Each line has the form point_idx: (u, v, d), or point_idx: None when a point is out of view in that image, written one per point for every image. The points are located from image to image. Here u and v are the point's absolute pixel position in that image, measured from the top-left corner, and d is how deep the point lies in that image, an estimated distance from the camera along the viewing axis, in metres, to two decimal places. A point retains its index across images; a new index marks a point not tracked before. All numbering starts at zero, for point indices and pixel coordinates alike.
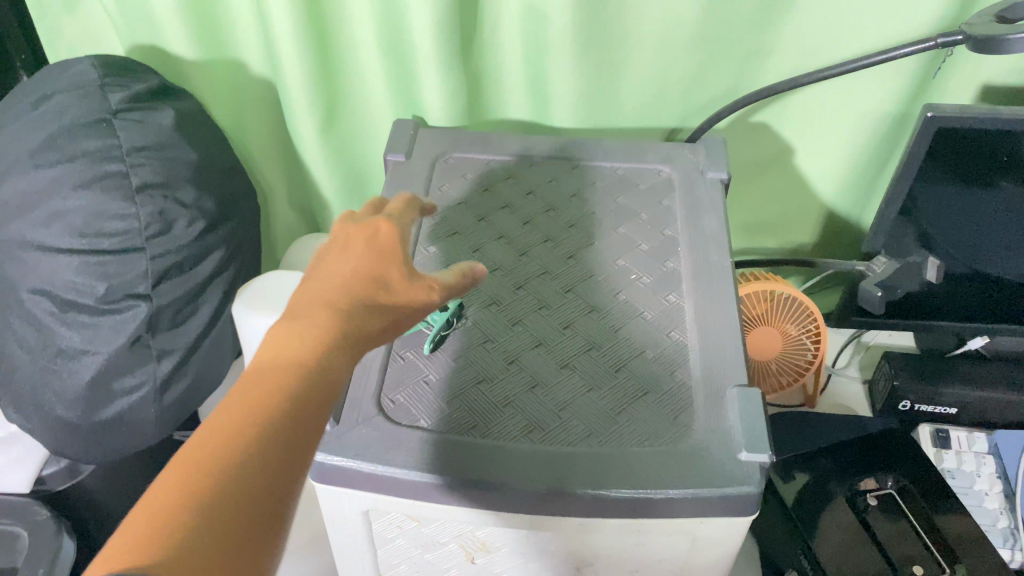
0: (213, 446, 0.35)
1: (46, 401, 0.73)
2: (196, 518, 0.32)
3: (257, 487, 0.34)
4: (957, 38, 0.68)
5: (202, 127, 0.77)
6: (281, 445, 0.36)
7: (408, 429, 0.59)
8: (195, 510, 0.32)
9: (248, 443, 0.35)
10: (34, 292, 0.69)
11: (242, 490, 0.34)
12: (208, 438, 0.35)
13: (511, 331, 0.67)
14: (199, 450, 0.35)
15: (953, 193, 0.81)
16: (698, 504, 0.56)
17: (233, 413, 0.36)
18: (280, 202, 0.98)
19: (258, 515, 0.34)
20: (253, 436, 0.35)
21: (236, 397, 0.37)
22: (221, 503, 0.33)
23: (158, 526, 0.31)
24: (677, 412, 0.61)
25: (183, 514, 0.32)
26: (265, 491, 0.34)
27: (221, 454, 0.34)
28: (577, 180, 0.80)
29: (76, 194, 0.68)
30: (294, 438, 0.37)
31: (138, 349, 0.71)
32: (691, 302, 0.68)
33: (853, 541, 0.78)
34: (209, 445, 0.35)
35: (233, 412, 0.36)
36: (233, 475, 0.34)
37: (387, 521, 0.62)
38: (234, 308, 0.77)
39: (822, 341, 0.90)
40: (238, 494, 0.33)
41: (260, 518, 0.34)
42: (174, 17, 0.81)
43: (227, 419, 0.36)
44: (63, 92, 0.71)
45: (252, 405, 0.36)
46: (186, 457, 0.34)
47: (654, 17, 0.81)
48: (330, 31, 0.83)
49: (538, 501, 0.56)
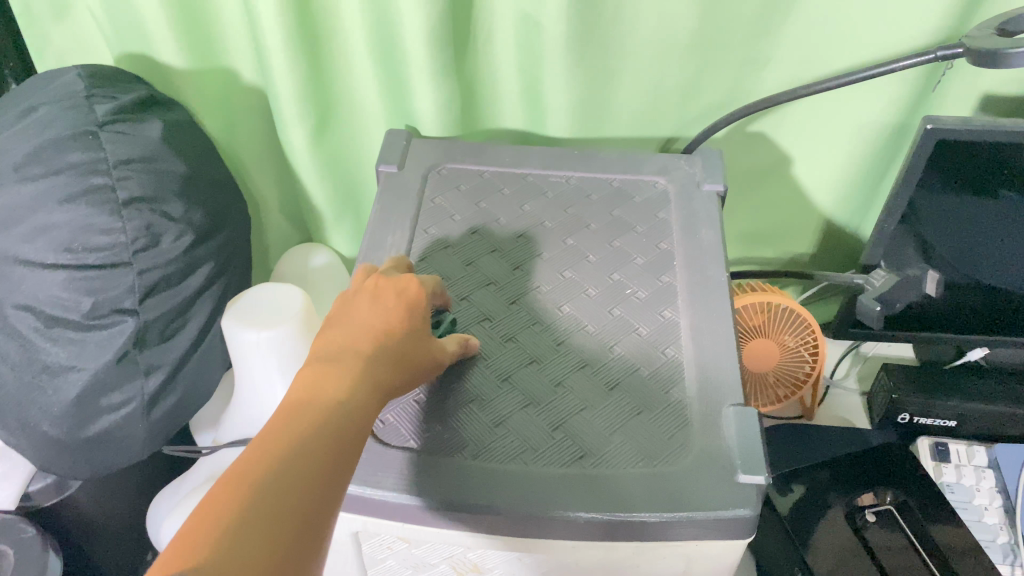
0: (263, 469, 0.40)
1: (30, 417, 0.71)
2: (256, 527, 0.37)
3: (304, 508, 0.40)
4: (957, 50, 0.67)
5: (191, 139, 0.76)
6: (323, 472, 0.42)
7: (399, 450, 0.58)
8: (252, 519, 0.38)
9: (295, 469, 0.41)
10: (16, 308, 0.68)
11: (292, 511, 0.39)
12: (257, 463, 0.41)
13: (505, 348, 0.66)
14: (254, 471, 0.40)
15: (953, 204, 0.80)
16: (694, 527, 0.55)
17: (278, 446, 0.42)
18: (272, 212, 0.98)
19: (304, 531, 0.39)
20: (302, 464, 0.41)
21: (292, 421, 0.44)
22: (276, 517, 0.38)
23: (224, 528, 0.37)
24: (673, 432, 0.60)
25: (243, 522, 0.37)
26: (310, 513, 0.40)
27: (272, 478, 0.40)
28: (572, 192, 0.79)
29: (61, 208, 0.66)
30: (329, 473, 0.42)
31: (124, 364, 0.70)
32: (687, 318, 0.67)
33: (850, 557, 0.77)
34: (263, 468, 0.40)
35: (299, 414, 0.44)
36: (285, 499, 0.39)
37: (377, 542, 0.61)
38: (225, 322, 0.76)
39: (819, 354, 0.89)
40: (290, 512, 0.39)
41: (303, 531, 0.39)
42: (163, 27, 0.79)
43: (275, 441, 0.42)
44: (49, 104, 0.70)
45: (317, 413, 0.44)
46: (238, 473, 0.40)
47: (649, 27, 0.80)
48: (321, 40, 0.82)
49: (530, 525, 0.55)
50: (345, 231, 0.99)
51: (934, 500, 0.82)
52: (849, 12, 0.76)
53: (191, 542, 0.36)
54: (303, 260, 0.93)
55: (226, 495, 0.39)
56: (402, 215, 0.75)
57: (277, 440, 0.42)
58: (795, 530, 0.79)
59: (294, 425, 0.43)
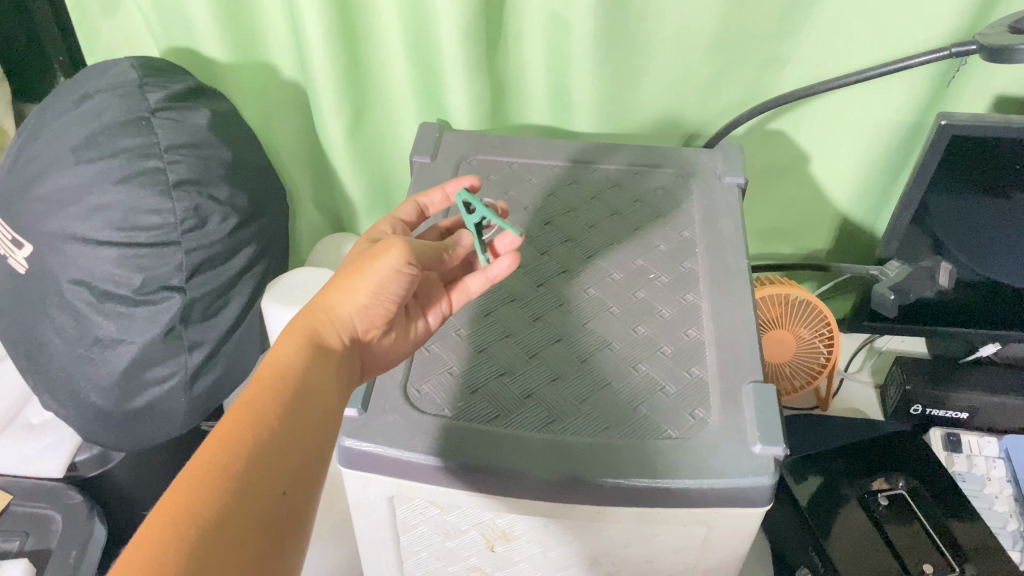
0: (228, 470, 0.43)
1: (80, 389, 0.76)
2: (231, 514, 0.42)
3: (267, 503, 0.44)
4: (971, 47, 0.70)
5: (235, 127, 0.80)
6: (284, 469, 0.46)
7: (434, 417, 0.61)
8: (217, 520, 0.41)
9: (256, 468, 0.44)
10: (71, 282, 0.72)
11: (255, 507, 0.43)
12: (219, 461, 0.43)
13: (534, 326, 0.69)
14: (218, 470, 0.43)
15: (967, 201, 0.83)
16: (712, 493, 0.58)
17: (238, 442, 0.45)
18: (306, 202, 1.01)
19: (270, 526, 0.43)
20: (262, 461, 0.45)
21: (252, 413, 0.47)
22: (240, 516, 0.42)
23: (190, 531, 0.40)
24: (694, 407, 0.62)
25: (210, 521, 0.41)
26: (272, 506, 0.44)
27: (235, 478, 0.43)
28: (599, 183, 0.82)
29: (114, 187, 0.70)
30: (293, 457, 0.47)
31: (171, 339, 0.74)
32: (707, 302, 0.70)
33: (863, 543, 0.80)
34: (226, 467, 0.43)
35: (257, 404, 0.47)
36: (245, 498, 0.43)
37: (410, 507, 0.64)
38: (264, 303, 0.79)
39: (835, 344, 0.91)
40: (254, 507, 0.43)
41: (271, 527, 0.43)
42: (210, 23, 0.83)
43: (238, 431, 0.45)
44: (104, 92, 0.74)
45: (278, 406, 0.48)
46: (203, 467, 0.43)
47: (673, 25, 0.83)
48: (359, 36, 0.85)
49: (557, 489, 0.58)
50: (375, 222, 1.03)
51: (949, 494, 0.84)
52: (867, 14, 0.79)
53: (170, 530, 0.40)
54: (335, 248, 0.97)
55: (191, 492, 0.42)
56: None
57: (235, 433, 0.45)
58: (811, 518, 0.81)
59: (251, 420, 0.46)
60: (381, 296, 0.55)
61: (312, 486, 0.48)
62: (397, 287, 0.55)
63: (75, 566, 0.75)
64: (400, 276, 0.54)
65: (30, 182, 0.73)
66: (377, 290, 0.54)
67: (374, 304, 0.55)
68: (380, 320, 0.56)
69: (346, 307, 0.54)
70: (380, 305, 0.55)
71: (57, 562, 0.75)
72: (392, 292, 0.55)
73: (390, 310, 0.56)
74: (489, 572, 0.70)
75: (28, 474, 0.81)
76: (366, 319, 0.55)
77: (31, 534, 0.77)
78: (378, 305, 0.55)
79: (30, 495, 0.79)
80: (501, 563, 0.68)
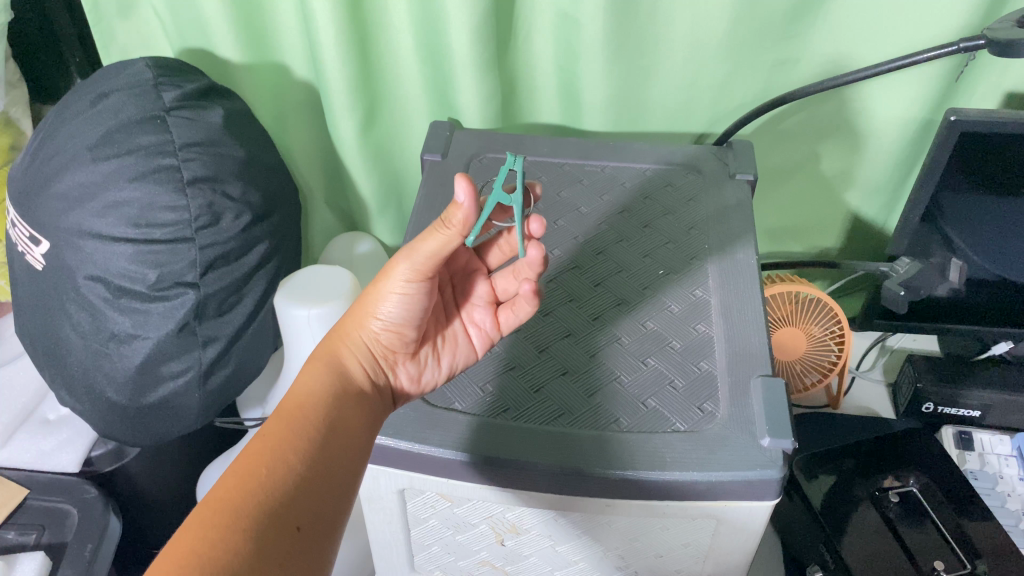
0: (239, 509, 0.46)
1: (96, 383, 0.78)
2: (249, 537, 0.45)
3: (279, 538, 0.46)
4: (979, 42, 0.70)
5: (246, 126, 0.81)
6: (300, 506, 0.48)
7: (444, 411, 0.62)
8: (226, 558, 0.43)
9: (269, 507, 0.46)
10: (88, 278, 0.74)
11: (266, 546, 0.45)
12: (231, 500, 0.46)
13: (542, 319, 0.70)
14: (230, 509, 0.45)
15: (980, 199, 0.83)
16: (721, 486, 0.58)
17: (248, 481, 0.47)
18: (318, 202, 1.02)
19: (283, 562, 0.45)
20: (275, 500, 0.47)
21: (268, 449, 0.49)
22: (251, 554, 0.44)
23: (197, 567, 0.42)
24: (702, 401, 0.63)
25: (216, 559, 0.43)
26: (286, 542, 0.46)
27: (247, 516, 0.45)
28: (608, 180, 0.83)
29: (130, 184, 0.72)
30: (315, 484, 0.49)
31: (184, 335, 0.77)
32: (717, 296, 0.70)
33: (873, 540, 0.78)
34: (236, 506, 0.46)
35: (275, 442, 0.50)
36: (253, 534, 0.45)
37: (421, 500, 0.65)
38: (277, 301, 0.80)
39: (846, 342, 0.91)
40: (265, 546, 0.45)
41: (286, 557, 0.46)
42: (222, 24, 0.84)
43: (262, 457, 0.48)
44: (120, 90, 0.75)
45: (295, 442, 0.50)
46: (215, 506, 0.46)
47: (682, 25, 0.83)
48: (369, 37, 0.86)
49: (565, 481, 0.58)
50: (387, 222, 1.04)
51: (964, 496, 0.82)
52: (875, 13, 0.79)
53: (190, 554, 0.43)
54: (347, 247, 0.98)
55: (206, 529, 0.44)
56: (446, 197, 0.79)
57: (249, 472, 0.48)
58: (825, 520, 0.80)
59: (267, 459, 0.48)
60: (391, 320, 0.56)
61: (332, 520, 0.50)
62: (397, 307, 0.56)
63: (91, 558, 0.78)
64: (395, 294, 0.55)
65: (46, 180, 0.75)
66: (390, 312, 0.56)
67: (386, 329, 0.57)
68: (399, 346, 0.58)
69: (363, 331, 0.57)
70: (393, 329, 0.57)
71: (73, 554, 0.78)
72: (396, 314, 0.56)
73: (407, 334, 0.58)
74: (499, 567, 0.70)
75: (43, 468, 0.84)
76: (383, 342, 0.57)
77: (47, 528, 0.80)
78: (390, 330, 0.57)
79: (48, 489, 0.82)
80: (510, 557, 0.68)
